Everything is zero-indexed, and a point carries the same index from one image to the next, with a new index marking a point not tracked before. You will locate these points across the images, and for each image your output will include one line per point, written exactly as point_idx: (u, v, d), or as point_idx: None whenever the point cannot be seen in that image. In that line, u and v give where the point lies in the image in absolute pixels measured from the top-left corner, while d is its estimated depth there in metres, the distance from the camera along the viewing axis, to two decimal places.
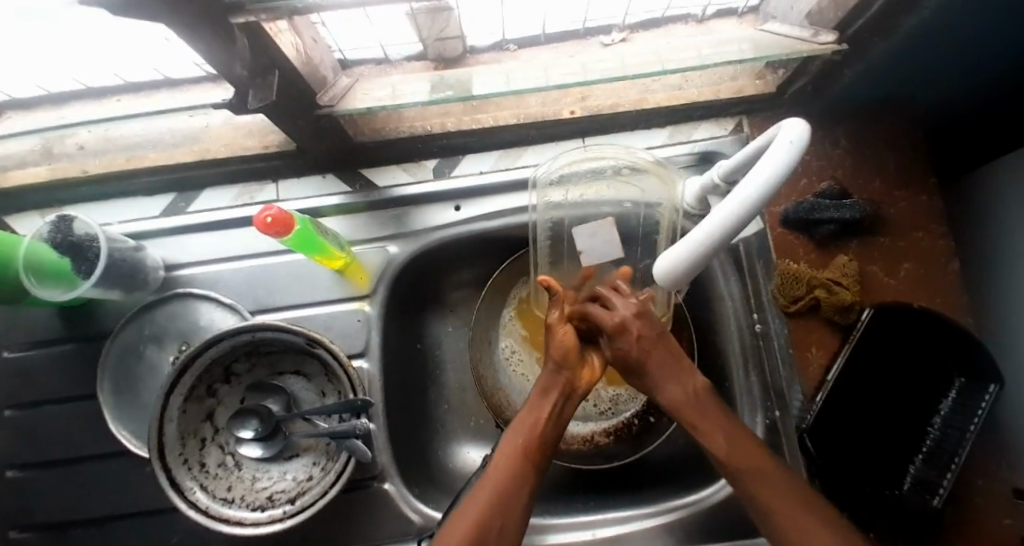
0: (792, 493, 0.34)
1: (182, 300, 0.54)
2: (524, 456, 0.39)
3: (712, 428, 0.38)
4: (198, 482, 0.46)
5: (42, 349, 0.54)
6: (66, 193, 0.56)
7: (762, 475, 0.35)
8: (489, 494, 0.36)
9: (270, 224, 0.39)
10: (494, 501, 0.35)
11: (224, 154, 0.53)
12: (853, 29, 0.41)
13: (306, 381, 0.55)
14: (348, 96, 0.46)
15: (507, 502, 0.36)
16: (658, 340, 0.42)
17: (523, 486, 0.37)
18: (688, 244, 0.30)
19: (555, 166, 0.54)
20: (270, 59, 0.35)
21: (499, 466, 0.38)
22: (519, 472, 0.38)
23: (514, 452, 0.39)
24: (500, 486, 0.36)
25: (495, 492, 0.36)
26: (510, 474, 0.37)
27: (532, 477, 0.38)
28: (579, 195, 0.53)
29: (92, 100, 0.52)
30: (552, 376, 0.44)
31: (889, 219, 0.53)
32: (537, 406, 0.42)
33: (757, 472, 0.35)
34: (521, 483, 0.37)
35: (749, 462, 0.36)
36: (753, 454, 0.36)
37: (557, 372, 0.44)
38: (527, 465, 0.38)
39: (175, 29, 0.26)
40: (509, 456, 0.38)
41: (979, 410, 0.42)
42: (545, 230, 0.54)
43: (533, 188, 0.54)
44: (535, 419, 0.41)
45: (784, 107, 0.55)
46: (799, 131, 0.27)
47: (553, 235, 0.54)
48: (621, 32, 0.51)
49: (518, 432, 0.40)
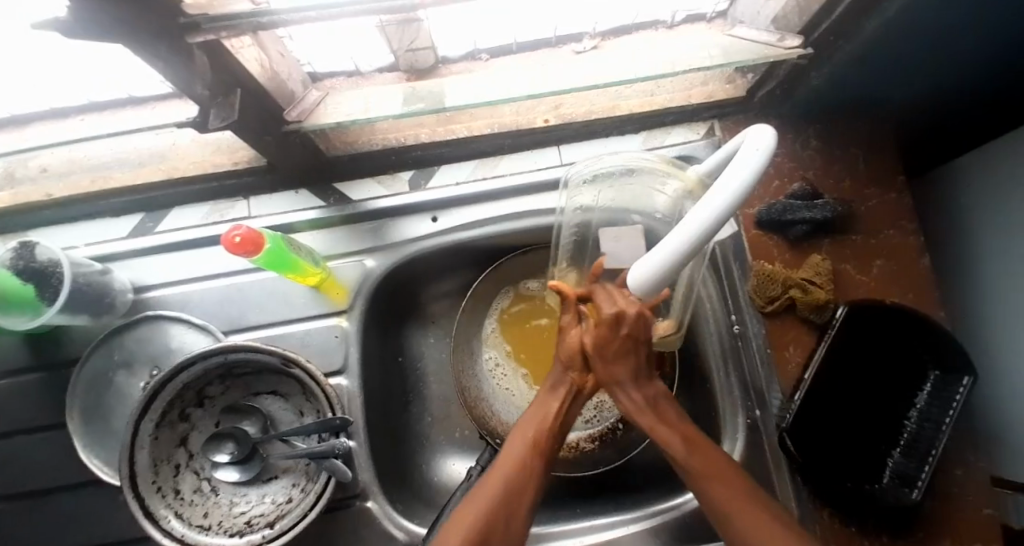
0: (750, 496, 0.34)
1: (151, 323, 0.52)
2: (534, 452, 0.38)
3: (669, 432, 0.38)
4: (173, 510, 0.45)
5: (7, 379, 0.52)
6: (30, 217, 0.55)
7: (713, 473, 0.35)
8: (489, 498, 0.35)
9: (239, 243, 0.38)
10: (497, 499, 0.35)
11: (192, 172, 0.52)
12: (815, 34, 0.42)
13: (283, 400, 0.53)
14: (318, 110, 0.46)
15: (509, 504, 0.35)
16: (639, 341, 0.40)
17: (527, 486, 0.36)
18: (662, 252, 0.29)
19: (588, 168, 0.49)
20: (232, 76, 0.35)
21: (509, 466, 0.37)
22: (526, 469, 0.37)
23: (524, 448, 0.38)
24: (504, 484, 0.36)
25: (498, 495, 0.35)
26: (517, 470, 0.37)
27: (539, 475, 0.37)
28: (610, 198, 0.50)
29: (54, 120, 0.51)
30: (563, 373, 0.43)
31: (858, 216, 0.54)
32: (549, 401, 0.42)
33: (713, 476, 0.35)
34: (528, 480, 0.37)
35: (707, 466, 0.36)
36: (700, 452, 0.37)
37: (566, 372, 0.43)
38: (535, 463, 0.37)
39: (129, 48, 0.26)
40: (518, 455, 0.37)
41: (955, 402, 0.42)
42: (569, 231, 0.51)
43: (563, 188, 0.52)
44: (546, 416, 0.41)
45: (755, 110, 0.56)
46: (764, 135, 0.27)
47: (579, 237, 0.51)
48: (592, 40, 0.51)
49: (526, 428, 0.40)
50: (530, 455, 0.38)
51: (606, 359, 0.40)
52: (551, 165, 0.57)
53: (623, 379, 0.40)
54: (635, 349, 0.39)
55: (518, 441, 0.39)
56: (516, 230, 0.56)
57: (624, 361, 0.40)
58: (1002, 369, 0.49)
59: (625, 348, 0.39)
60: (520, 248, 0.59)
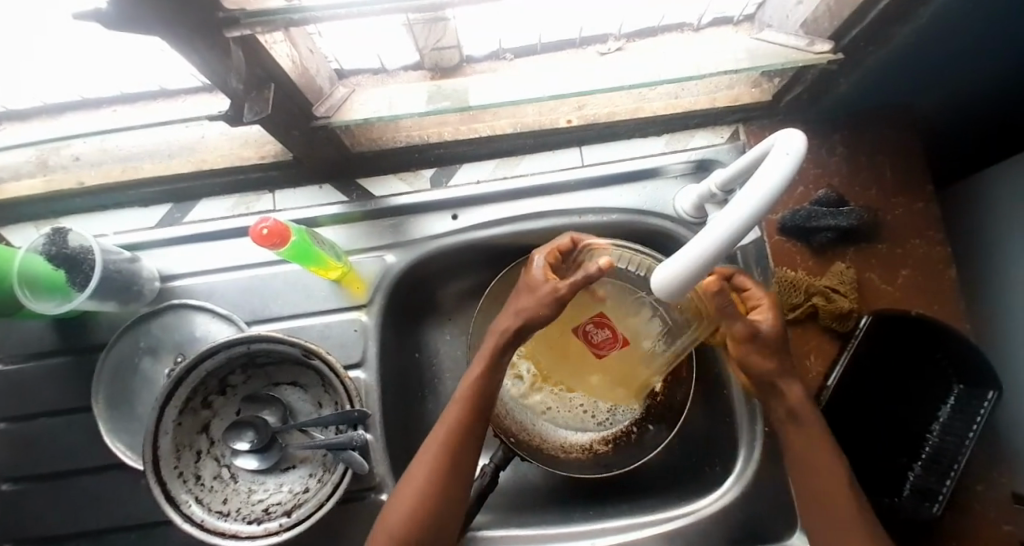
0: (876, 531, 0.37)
1: (177, 310, 0.54)
2: (440, 472, 0.40)
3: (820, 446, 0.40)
4: (193, 495, 0.46)
5: (37, 361, 0.53)
6: (61, 204, 0.56)
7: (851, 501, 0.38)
8: (424, 477, 0.40)
9: (266, 236, 0.38)
10: (433, 479, 0.40)
11: (220, 164, 0.53)
12: (846, 40, 0.41)
13: (302, 391, 0.54)
14: (346, 106, 0.46)
15: (449, 474, 0.40)
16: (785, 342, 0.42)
17: (462, 452, 0.41)
18: (685, 257, 0.29)
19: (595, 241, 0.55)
20: (266, 71, 0.35)
21: (454, 435, 0.41)
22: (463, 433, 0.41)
23: (430, 476, 0.40)
24: (405, 516, 0.39)
25: (431, 473, 0.40)
26: (451, 438, 0.41)
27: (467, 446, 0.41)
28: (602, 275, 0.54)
29: (87, 110, 0.52)
30: (499, 360, 0.43)
31: (885, 225, 0.53)
32: (459, 412, 0.42)
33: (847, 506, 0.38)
34: (438, 503, 0.40)
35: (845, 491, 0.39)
36: (829, 483, 0.39)
37: (505, 352, 0.43)
38: (466, 435, 0.41)
39: (170, 42, 0.26)
40: (454, 430, 0.41)
41: (978, 417, 0.42)
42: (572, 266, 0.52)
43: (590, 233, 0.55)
44: (445, 434, 0.41)
45: (779, 115, 0.56)
46: (797, 140, 0.26)
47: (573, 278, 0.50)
48: (617, 41, 0.52)
49: (427, 457, 0.41)
50: (464, 425, 0.41)
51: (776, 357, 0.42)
52: (572, 166, 0.57)
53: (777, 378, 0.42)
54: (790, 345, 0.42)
55: (422, 467, 0.41)
56: (535, 230, 0.56)
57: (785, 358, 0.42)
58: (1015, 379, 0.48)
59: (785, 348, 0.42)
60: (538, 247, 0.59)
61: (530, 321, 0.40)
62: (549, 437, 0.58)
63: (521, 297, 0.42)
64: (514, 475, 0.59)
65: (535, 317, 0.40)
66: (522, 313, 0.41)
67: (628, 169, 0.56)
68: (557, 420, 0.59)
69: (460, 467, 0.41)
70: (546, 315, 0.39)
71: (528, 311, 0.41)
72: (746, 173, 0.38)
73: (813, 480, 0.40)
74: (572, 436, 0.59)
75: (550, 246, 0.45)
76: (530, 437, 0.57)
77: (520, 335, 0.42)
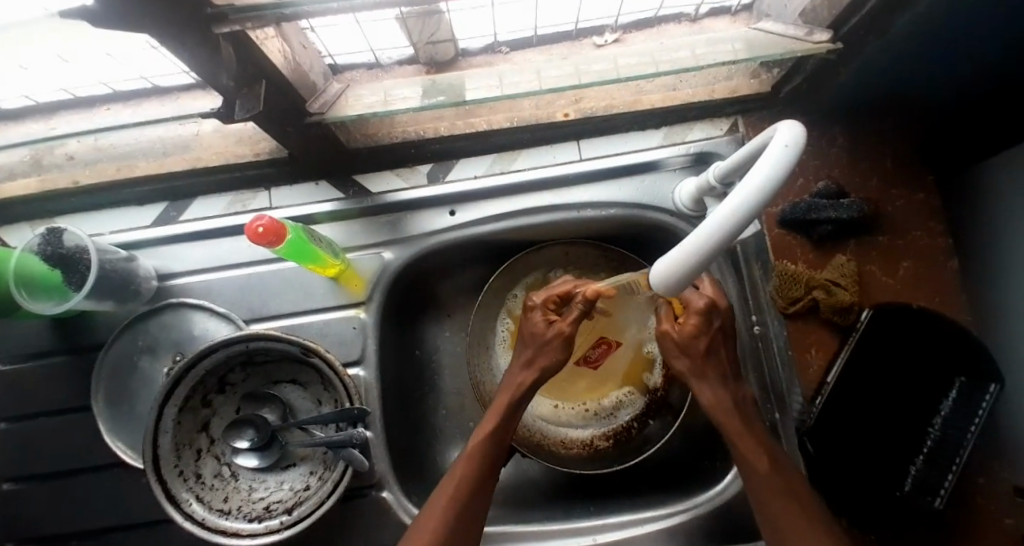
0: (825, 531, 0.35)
1: (176, 309, 0.54)
2: (450, 514, 0.38)
3: (750, 442, 0.39)
4: (194, 494, 0.46)
5: (36, 361, 0.53)
6: (57, 203, 0.56)
7: (791, 495, 0.37)
8: (435, 520, 0.38)
9: (261, 234, 0.38)
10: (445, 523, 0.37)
11: (215, 161, 0.52)
12: (846, 29, 0.40)
13: (301, 389, 0.54)
14: (340, 102, 0.46)
15: (460, 519, 0.38)
16: (724, 341, 0.43)
17: (474, 497, 0.39)
18: (683, 249, 0.29)
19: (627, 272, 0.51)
20: (257, 67, 0.35)
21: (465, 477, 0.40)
22: (478, 477, 0.40)
23: (438, 516, 0.38)
24: None
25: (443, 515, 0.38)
26: (463, 482, 0.40)
27: (482, 492, 0.40)
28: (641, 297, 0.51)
29: (81, 108, 0.52)
30: (515, 409, 0.44)
31: (886, 217, 0.53)
32: (472, 461, 0.41)
33: (791, 499, 0.37)
34: None
35: (784, 485, 0.37)
36: (784, 475, 0.38)
37: (521, 400, 0.44)
38: (482, 482, 0.40)
39: (157, 38, 0.26)
40: (465, 475, 0.40)
41: (980, 411, 0.42)
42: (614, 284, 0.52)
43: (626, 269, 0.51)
44: (458, 481, 0.40)
45: (778, 106, 0.55)
46: (793, 132, 0.26)
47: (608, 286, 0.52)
48: (614, 33, 0.51)
49: (434, 514, 0.38)
50: (477, 471, 0.40)
51: (715, 352, 0.42)
52: (570, 160, 0.56)
53: (710, 376, 0.42)
54: (728, 346, 0.44)
55: (427, 524, 0.37)
56: (533, 225, 0.55)
57: (721, 356, 0.43)
58: (1011, 370, 0.48)
59: (718, 344, 0.43)
60: (537, 242, 0.59)
61: (545, 370, 0.44)
62: (549, 433, 0.58)
63: (528, 346, 0.45)
64: (514, 471, 0.60)
65: (552, 364, 0.44)
66: (533, 364, 0.44)
67: (626, 162, 0.55)
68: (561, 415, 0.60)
69: (470, 515, 0.39)
70: (555, 359, 0.43)
71: (539, 360, 0.44)
72: (745, 166, 0.38)
73: (751, 468, 0.38)
74: (573, 430, 0.59)
75: (548, 292, 0.47)
76: (532, 434, 0.57)
77: (538, 384, 0.44)
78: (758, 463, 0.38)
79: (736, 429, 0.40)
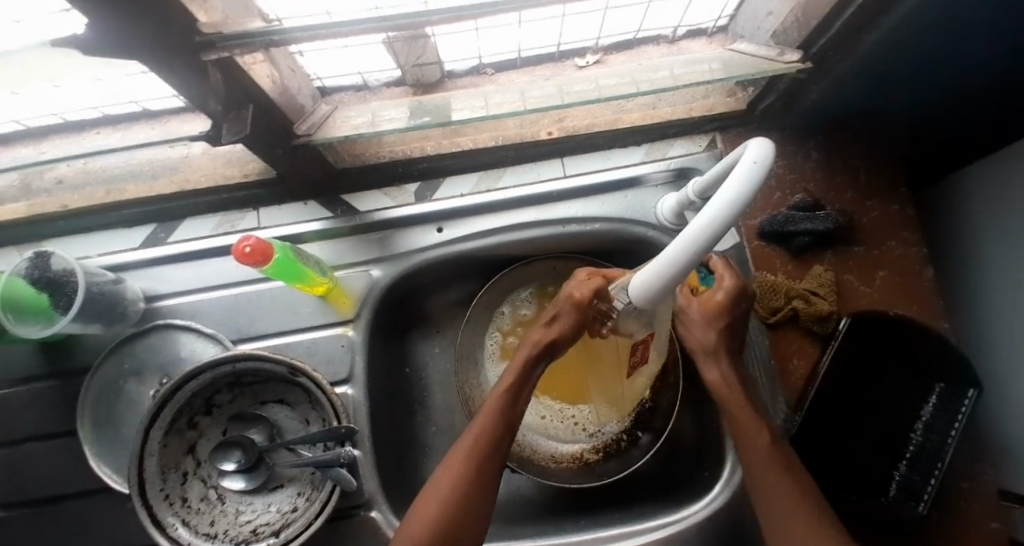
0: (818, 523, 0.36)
1: (163, 332, 0.53)
2: (467, 474, 0.39)
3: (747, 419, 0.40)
4: (179, 518, 0.45)
5: (19, 386, 0.53)
6: (44, 227, 0.56)
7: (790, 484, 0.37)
8: (455, 475, 0.39)
9: (249, 253, 0.38)
10: (461, 482, 0.39)
11: (204, 183, 0.53)
12: (815, 48, 0.42)
13: (289, 409, 0.54)
14: (327, 124, 0.47)
15: (480, 473, 0.39)
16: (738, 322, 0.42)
17: (491, 457, 0.40)
18: (658, 262, 0.30)
19: None
20: (243, 91, 0.35)
21: (479, 438, 0.41)
22: (495, 439, 0.41)
23: (457, 477, 0.39)
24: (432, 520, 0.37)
25: (466, 467, 0.39)
26: (482, 444, 0.40)
27: (500, 450, 0.41)
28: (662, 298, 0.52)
29: (70, 133, 0.52)
30: (528, 376, 0.43)
31: (862, 227, 0.54)
32: (491, 418, 0.41)
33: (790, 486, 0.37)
34: (457, 516, 0.38)
35: (781, 470, 0.38)
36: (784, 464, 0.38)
37: (535, 365, 0.43)
38: (502, 440, 0.41)
39: (149, 63, 0.27)
40: (484, 434, 0.41)
41: (960, 414, 0.43)
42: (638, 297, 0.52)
43: None
44: (476, 440, 0.41)
45: (755, 123, 0.57)
46: (760, 151, 0.27)
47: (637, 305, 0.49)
48: (595, 54, 0.53)
49: (450, 470, 0.40)
50: (492, 434, 0.41)
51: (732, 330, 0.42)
52: (555, 177, 0.57)
53: (721, 355, 0.42)
54: (738, 320, 0.42)
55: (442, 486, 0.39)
56: (520, 240, 0.56)
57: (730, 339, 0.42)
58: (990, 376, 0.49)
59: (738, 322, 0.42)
60: (523, 258, 0.60)
61: (562, 334, 0.42)
62: (540, 448, 0.58)
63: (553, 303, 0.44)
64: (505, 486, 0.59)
65: (567, 334, 0.42)
66: (551, 325, 0.43)
67: (610, 179, 0.56)
68: (547, 430, 0.59)
69: (485, 475, 0.40)
70: (562, 329, 0.42)
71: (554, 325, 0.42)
72: (721, 181, 0.39)
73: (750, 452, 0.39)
74: (562, 445, 0.59)
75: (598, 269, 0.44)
76: (523, 448, 0.57)
77: (549, 349, 0.43)
78: (753, 440, 0.39)
79: (740, 416, 0.40)
